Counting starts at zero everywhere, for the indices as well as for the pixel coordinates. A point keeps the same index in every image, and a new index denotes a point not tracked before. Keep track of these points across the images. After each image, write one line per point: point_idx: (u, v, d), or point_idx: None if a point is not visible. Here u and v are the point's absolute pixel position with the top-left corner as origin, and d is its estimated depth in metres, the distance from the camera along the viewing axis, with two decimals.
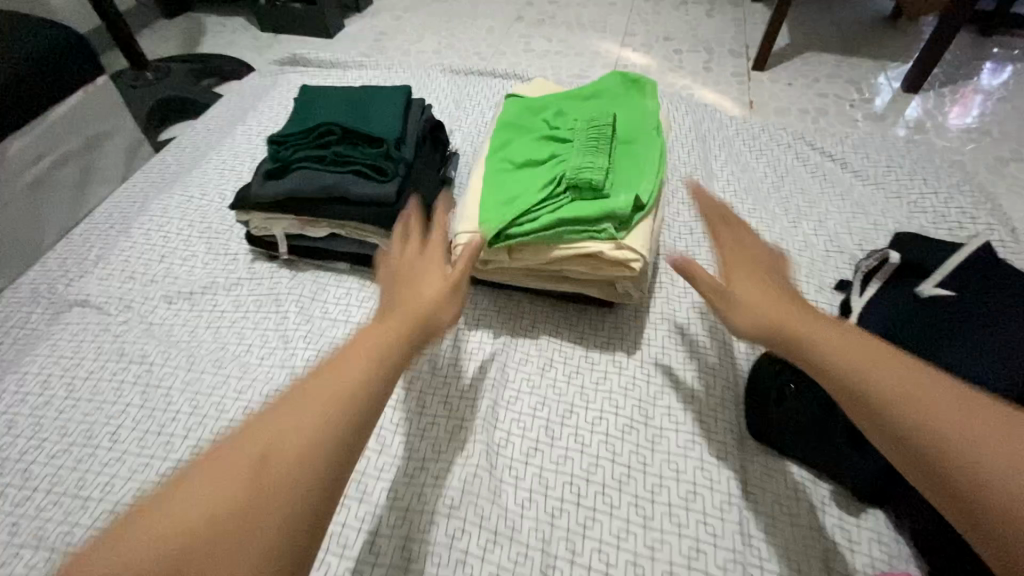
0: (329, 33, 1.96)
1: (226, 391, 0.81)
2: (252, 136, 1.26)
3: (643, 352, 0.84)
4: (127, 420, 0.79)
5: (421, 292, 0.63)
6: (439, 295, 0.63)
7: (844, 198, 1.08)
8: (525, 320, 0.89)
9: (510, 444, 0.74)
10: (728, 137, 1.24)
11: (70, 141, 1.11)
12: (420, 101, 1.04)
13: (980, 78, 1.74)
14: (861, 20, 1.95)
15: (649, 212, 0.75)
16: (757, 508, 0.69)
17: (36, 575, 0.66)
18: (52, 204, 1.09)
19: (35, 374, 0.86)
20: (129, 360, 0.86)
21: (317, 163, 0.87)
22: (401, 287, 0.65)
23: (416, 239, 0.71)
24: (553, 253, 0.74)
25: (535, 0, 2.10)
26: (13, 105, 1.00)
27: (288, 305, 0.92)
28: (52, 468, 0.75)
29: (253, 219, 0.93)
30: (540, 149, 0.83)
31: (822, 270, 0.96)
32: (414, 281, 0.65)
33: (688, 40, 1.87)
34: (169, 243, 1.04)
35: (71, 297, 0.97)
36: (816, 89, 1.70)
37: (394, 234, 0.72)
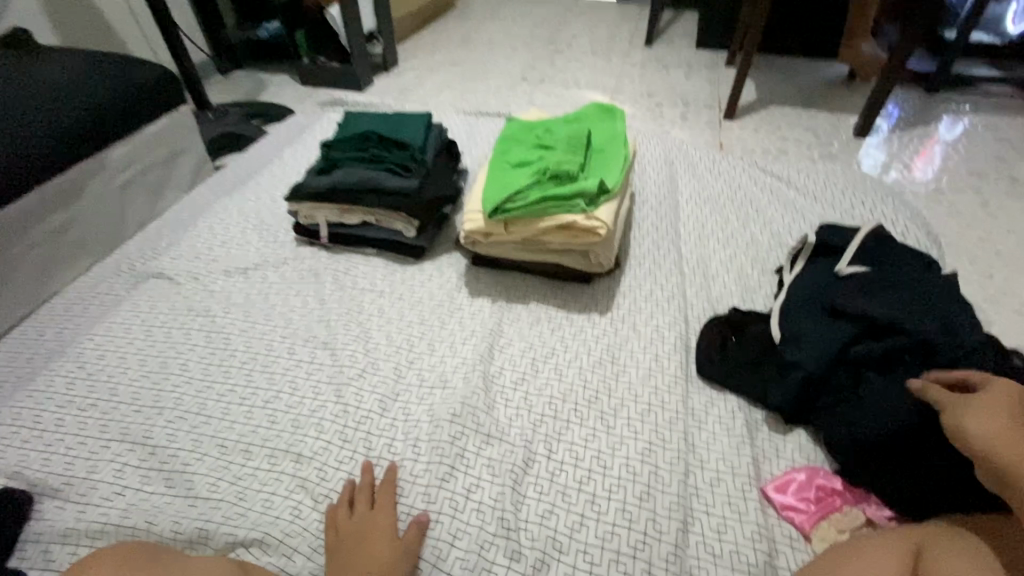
0: (361, 86, 2.29)
1: (274, 337, 1.01)
2: (298, 157, 1.53)
3: (614, 313, 1.03)
4: (194, 356, 0.98)
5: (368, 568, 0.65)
6: (391, 561, 0.66)
7: (788, 208, 1.30)
8: (519, 291, 1.08)
9: (503, 375, 0.92)
10: (694, 161, 1.48)
11: (154, 153, 1.38)
12: (439, 125, 1.30)
13: (939, 130, 1.96)
14: (818, 81, 2.26)
15: (614, 196, 0.98)
16: (700, 424, 0.85)
17: (123, 459, 0.83)
18: (135, 202, 1.35)
19: (121, 324, 1.06)
20: (197, 315, 1.07)
21: (358, 163, 1.12)
22: (357, 549, 0.68)
23: (359, 512, 0.72)
24: (538, 225, 0.96)
25: (538, 64, 2.46)
26: (117, 123, 1.27)
27: (325, 278, 1.13)
28: (135, 388, 0.94)
29: (302, 209, 1.16)
30: (531, 152, 1.07)
31: (767, 259, 1.16)
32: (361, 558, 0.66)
33: (668, 95, 2.18)
34: (228, 233, 1.27)
35: (147, 271, 1.19)
36: (779, 133, 1.97)
37: (340, 505, 0.73)
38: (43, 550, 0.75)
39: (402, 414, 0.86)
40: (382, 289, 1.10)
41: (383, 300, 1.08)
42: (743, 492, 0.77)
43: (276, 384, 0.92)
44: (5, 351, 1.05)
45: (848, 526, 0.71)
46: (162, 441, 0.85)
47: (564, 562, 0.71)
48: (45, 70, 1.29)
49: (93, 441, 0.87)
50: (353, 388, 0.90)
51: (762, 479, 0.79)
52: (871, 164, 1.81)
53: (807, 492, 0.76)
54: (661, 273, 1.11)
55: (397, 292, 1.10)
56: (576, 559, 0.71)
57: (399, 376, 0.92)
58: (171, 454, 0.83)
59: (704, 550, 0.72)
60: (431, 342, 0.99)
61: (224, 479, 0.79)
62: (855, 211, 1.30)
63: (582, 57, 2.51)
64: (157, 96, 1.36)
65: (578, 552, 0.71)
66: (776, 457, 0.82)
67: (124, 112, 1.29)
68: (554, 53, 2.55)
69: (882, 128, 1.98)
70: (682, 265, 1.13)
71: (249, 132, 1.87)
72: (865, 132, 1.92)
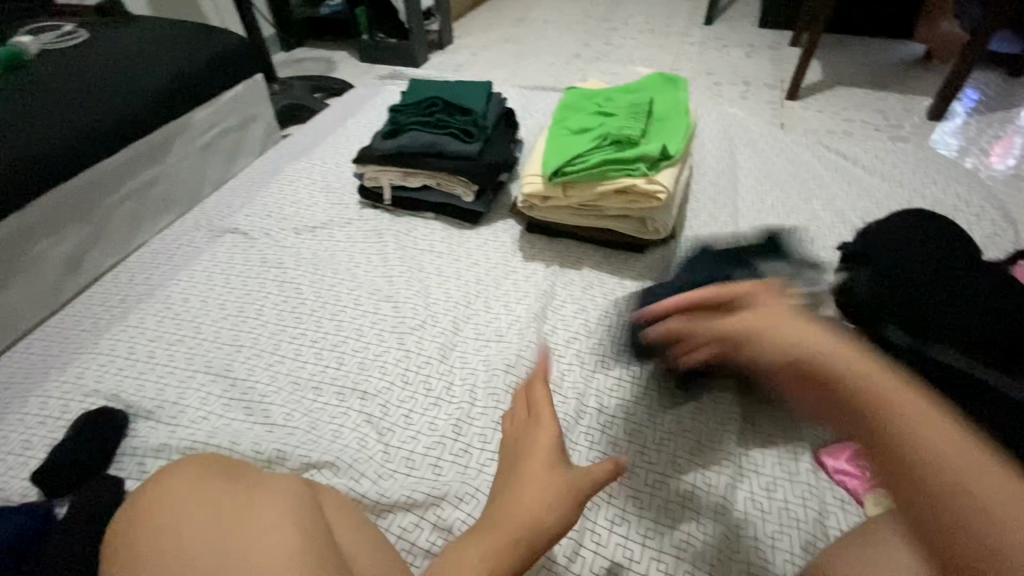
0: (417, 62, 2.33)
1: (341, 289, 1.07)
2: (360, 126, 1.59)
3: (667, 281, 1.03)
4: (269, 302, 1.06)
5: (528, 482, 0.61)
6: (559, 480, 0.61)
7: (853, 187, 1.27)
8: (574, 256, 1.10)
9: (557, 332, 0.95)
10: (755, 138, 1.44)
11: (232, 118, 1.48)
12: (499, 94, 1.33)
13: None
14: (891, 61, 2.15)
15: (675, 162, 1.00)
16: (752, 389, 0.86)
17: (208, 388, 0.92)
18: (213, 163, 1.45)
19: (202, 273, 1.15)
20: (270, 267, 1.14)
21: (423, 127, 1.18)
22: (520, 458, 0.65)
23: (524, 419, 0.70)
24: (597, 188, 0.99)
25: (593, 42, 2.43)
26: (198, 88, 1.37)
27: (387, 238, 1.18)
28: (217, 328, 1.02)
29: (367, 171, 1.22)
30: (592, 119, 1.08)
31: (829, 235, 1.13)
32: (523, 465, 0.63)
33: (728, 75, 2.12)
34: (297, 194, 1.34)
35: (224, 226, 1.27)
36: (846, 114, 1.87)
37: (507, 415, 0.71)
38: (140, 462, 0.84)
39: (460, 364, 0.91)
40: (440, 250, 1.15)
41: (442, 261, 1.12)
42: (795, 454, 0.78)
43: (343, 331, 0.98)
44: (101, 291, 1.16)
45: None
46: (242, 375, 0.93)
47: (614, 505, 0.73)
48: (137, 38, 1.39)
49: (181, 370, 0.96)
50: (414, 336, 0.96)
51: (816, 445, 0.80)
52: (944, 149, 1.72)
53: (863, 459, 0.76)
54: (717, 244, 1.10)
55: (455, 254, 1.14)
56: (626, 503, 0.73)
57: (457, 330, 0.97)
58: (250, 386, 0.91)
59: (753, 505, 0.73)
60: (487, 301, 1.03)
61: (299, 411, 0.86)
62: (926, 191, 1.25)
63: (638, 36, 2.47)
64: (230, 64, 1.45)
65: (627, 497, 0.74)
66: None
67: (203, 78, 1.39)
68: (609, 31, 2.53)
69: (957, 112, 1.87)
70: (739, 238, 1.12)
71: (312, 104, 1.95)
72: (939, 115, 1.82)
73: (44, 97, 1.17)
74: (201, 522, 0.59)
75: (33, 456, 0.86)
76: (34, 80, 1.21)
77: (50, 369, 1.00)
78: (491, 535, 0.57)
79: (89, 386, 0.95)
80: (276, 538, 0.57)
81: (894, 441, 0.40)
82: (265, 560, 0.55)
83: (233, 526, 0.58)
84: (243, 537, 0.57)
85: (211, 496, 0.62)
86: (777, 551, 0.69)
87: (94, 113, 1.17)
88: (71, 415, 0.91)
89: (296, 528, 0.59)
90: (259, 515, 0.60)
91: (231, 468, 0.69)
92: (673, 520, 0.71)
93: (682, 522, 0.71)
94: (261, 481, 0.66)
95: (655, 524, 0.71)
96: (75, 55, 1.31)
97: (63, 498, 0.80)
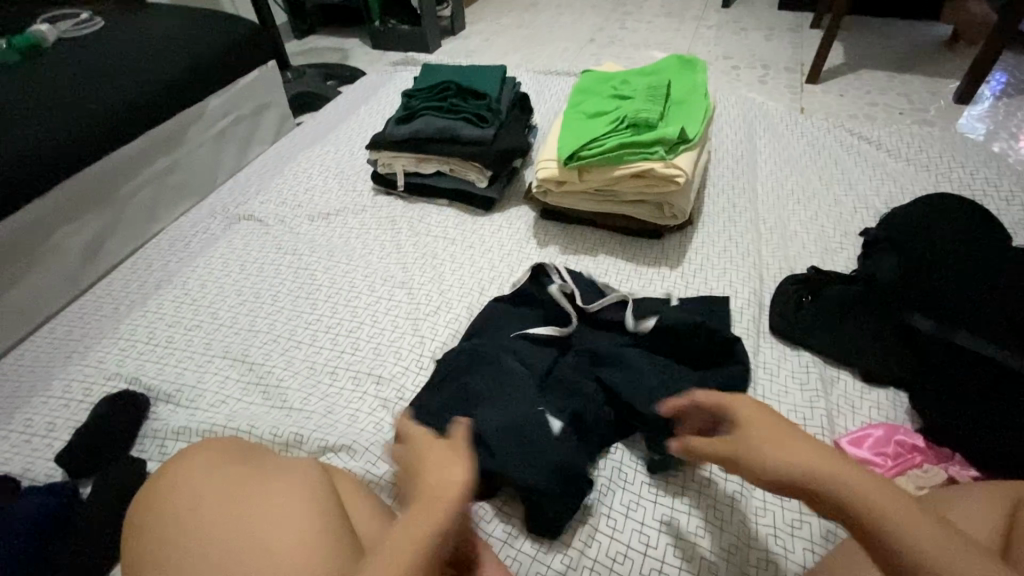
0: (429, 48, 2.31)
1: (355, 276, 1.07)
2: (373, 112, 1.58)
3: (684, 267, 1.02)
4: (284, 288, 1.07)
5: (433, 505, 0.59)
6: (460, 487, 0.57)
7: (876, 171, 1.24)
8: (588, 243, 1.09)
9: None
10: (774, 122, 1.41)
11: (245, 106, 1.48)
12: (512, 79, 1.31)
13: None
14: (916, 43, 2.08)
15: (693, 146, 0.98)
16: (772, 376, 0.85)
17: (226, 372, 0.93)
18: (228, 151, 1.45)
19: (219, 259, 1.16)
20: (286, 253, 1.15)
21: (436, 112, 1.17)
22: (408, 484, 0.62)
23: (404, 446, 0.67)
24: (613, 173, 0.97)
25: (608, 27, 2.39)
26: (212, 74, 1.37)
27: (402, 225, 1.18)
28: (234, 313, 1.03)
29: (381, 158, 1.21)
30: (608, 103, 1.06)
31: (851, 220, 1.10)
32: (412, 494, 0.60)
33: (746, 59, 2.07)
34: (311, 181, 1.34)
35: (240, 214, 1.28)
36: (869, 97, 1.82)
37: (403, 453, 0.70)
38: (160, 444, 0.85)
39: None
40: (454, 236, 1.14)
41: (456, 247, 1.12)
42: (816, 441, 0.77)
43: (358, 316, 0.99)
44: (120, 278, 1.17)
45: (927, 484, 0.70)
46: (259, 360, 0.94)
47: (630, 491, 0.73)
48: (152, 26, 1.40)
49: (199, 355, 0.97)
50: (428, 322, 0.96)
51: (836, 432, 0.79)
52: (972, 134, 1.66)
53: (886, 447, 0.74)
54: (735, 230, 1.08)
55: (469, 241, 1.13)
56: (642, 490, 0.73)
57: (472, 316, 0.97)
58: (267, 370, 0.92)
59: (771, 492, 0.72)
60: (501, 286, 1.02)
61: (315, 395, 0.87)
62: (953, 175, 1.21)
63: (654, 20, 2.42)
64: (244, 51, 1.45)
65: (642, 483, 0.74)
66: (852, 413, 0.81)
67: (217, 64, 1.39)
68: (624, 15, 2.48)
69: (985, 95, 1.81)
70: (758, 224, 1.10)
71: (325, 92, 1.95)
72: (966, 98, 1.76)
73: (62, 84, 1.17)
74: (212, 530, 0.57)
75: (58, 438, 0.88)
76: (53, 68, 1.22)
77: (73, 353, 1.02)
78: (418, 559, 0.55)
79: (110, 369, 0.97)
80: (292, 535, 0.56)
81: (899, 560, 0.44)
82: (286, 547, 0.55)
83: (248, 530, 0.57)
84: (259, 539, 0.56)
85: (228, 483, 0.62)
86: (796, 539, 0.68)
87: (110, 100, 1.17)
88: (94, 398, 0.93)
89: (313, 510, 0.59)
90: (271, 513, 0.58)
91: (219, 458, 0.67)
92: (690, 507, 0.71)
93: (699, 509, 0.70)
94: (259, 471, 0.65)
95: (672, 510, 0.71)
96: (92, 43, 1.32)
97: (88, 479, 0.82)
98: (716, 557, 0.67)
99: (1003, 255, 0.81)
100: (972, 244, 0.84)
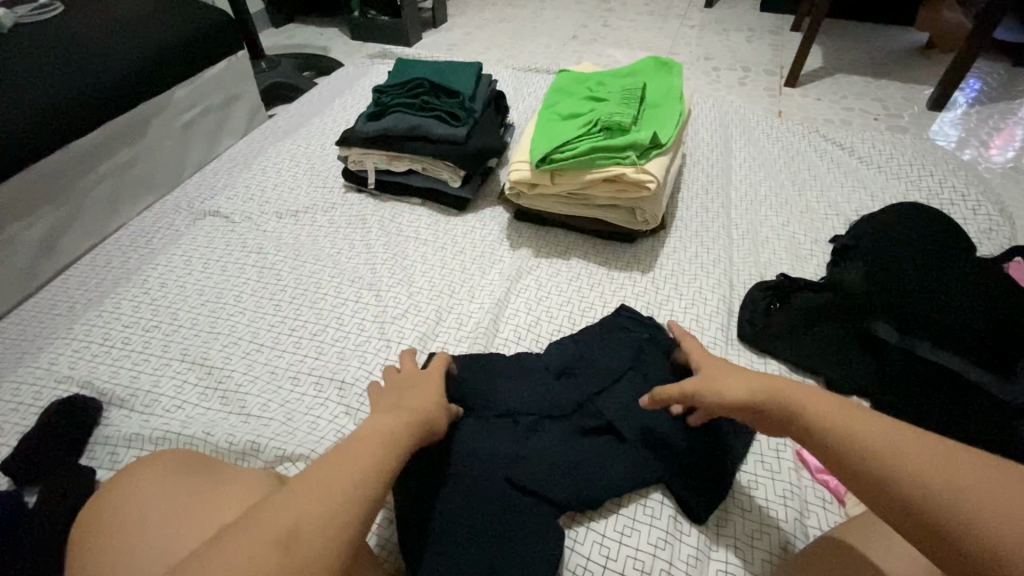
0: (409, 41, 2.26)
1: (322, 276, 1.04)
2: (347, 106, 1.54)
3: (655, 272, 1.02)
4: (248, 288, 1.04)
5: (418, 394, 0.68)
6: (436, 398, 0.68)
7: (848, 177, 1.25)
8: (560, 247, 1.08)
9: (539, 325, 0.94)
10: (750, 125, 1.41)
11: (214, 97, 1.44)
12: (488, 76, 1.29)
13: None
14: (892, 49, 2.10)
15: (666, 151, 0.97)
16: None
17: (184, 375, 0.90)
18: (195, 143, 1.41)
19: (180, 257, 1.12)
20: (251, 252, 1.11)
21: (408, 108, 1.14)
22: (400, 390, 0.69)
23: (435, 368, 0.75)
24: (586, 176, 0.96)
25: (591, 24, 2.37)
26: (180, 64, 1.33)
27: (372, 224, 1.16)
28: (194, 314, 1.00)
29: (352, 154, 1.18)
30: (582, 105, 1.05)
31: (821, 227, 1.11)
32: (406, 391, 0.69)
33: (727, 60, 2.07)
34: (280, 176, 1.30)
35: (205, 209, 1.23)
36: (845, 102, 1.83)
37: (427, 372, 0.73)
38: (112, 451, 0.82)
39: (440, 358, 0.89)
40: (426, 237, 1.12)
41: (427, 248, 1.10)
42: (779, 451, 0.79)
43: (323, 319, 0.97)
44: (78, 274, 1.13)
45: None
46: (218, 362, 0.92)
47: None
48: (114, 12, 1.33)
49: (156, 358, 0.94)
50: (396, 325, 0.94)
51: None
52: (944, 140, 1.69)
53: None
54: (706, 236, 1.08)
55: (441, 242, 1.11)
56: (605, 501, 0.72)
57: (439, 319, 0.95)
58: (226, 374, 0.89)
59: (734, 503, 0.73)
60: (471, 288, 1.01)
61: (275, 400, 0.85)
62: (923, 182, 1.22)
63: (637, 18, 2.41)
64: (215, 41, 1.41)
65: None
66: None
67: (186, 52, 1.34)
68: (608, 12, 2.46)
69: (959, 102, 1.83)
70: (730, 230, 1.10)
71: (300, 83, 1.90)
72: (940, 105, 1.78)
73: (17, 69, 1.12)
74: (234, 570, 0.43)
75: (3, 444, 0.84)
76: (8, 53, 1.16)
77: (24, 354, 0.98)
78: (389, 428, 0.59)
79: (61, 371, 0.93)
80: (322, 493, 0.49)
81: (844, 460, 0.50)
82: None
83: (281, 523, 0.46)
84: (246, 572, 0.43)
85: (175, 495, 0.60)
86: (755, 551, 0.68)
87: (69, 87, 1.12)
88: (43, 401, 0.89)
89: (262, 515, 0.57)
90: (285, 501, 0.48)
91: (109, 503, 0.61)
92: (652, 518, 0.70)
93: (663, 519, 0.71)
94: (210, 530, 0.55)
95: (633, 521, 0.70)
96: (51, 29, 1.26)
97: (32, 488, 0.79)
98: (675, 568, 0.66)
99: (965, 264, 0.82)
100: (935, 253, 0.84)
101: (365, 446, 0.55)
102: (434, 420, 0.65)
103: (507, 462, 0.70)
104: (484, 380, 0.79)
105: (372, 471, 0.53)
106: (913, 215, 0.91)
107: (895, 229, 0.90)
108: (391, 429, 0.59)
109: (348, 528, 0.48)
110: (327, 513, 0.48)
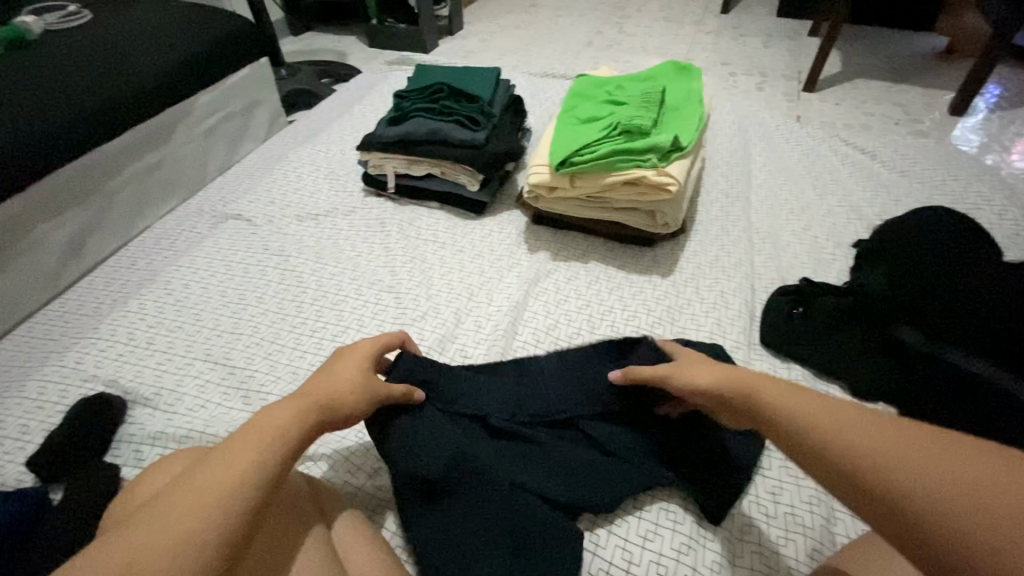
0: (425, 48, 2.28)
1: (342, 279, 1.05)
2: (366, 112, 1.56)
3: (676, 276, 1.01)
4: (270, 290, 1.05)
5: (342, 374, 0.66)
6: (359, 378, 0.66)
7: (870, 181, 1.23)
8: (579, 250, 1.08)
9: (558, 328, 0.93)
10: (770, 130, 1.40)
11: (236, 103, 1.46)
12: (506, 81, 1.30)
13: None
14: (911, 53, 2.08)
15: (687, 154, 0.97)
16: None
17: (207, 375, 0.91)
18: (217, 147, 1.44)
19: (203, 258, 1.14)
20: (272, 254, 1.13)
21: (427, 113, 1.16)
22: (328, 369, 0.68)
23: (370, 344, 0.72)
24: (606, 179, 0.96)
25: (606, 31, 2.38)
26: (204, 71, 1.35)
27: (392, 227, 1.17)
28: (217, 314, 1.02)
29: (371, 158, 1.19)
30: (601, 109, 1.05)
31: (843, 231, 1.10)
32: (333, 370, 0.67)
33: (744, 65, 2.06)
34: (302, 181, 1.32)
35: (228, 212, 1.25)
36: (864, 107, 1.81)
37: (359, 349, 0.71)
38: (136, 449, 0.83)
39: (460, 360, 0.89)
40: (445, 240, 1.13)
41: (445, 251, 1.10)
42: None
43: (344, 321, 0.97)
44: (103, 275, 1.15)
45: None
46: (241, 363, 0.93)
47: None
48: (141, 21, 1.36)
49: (179, 357, 0.95)
50: (415, 327, 0.95)
51: None
52: (966, 145, 1.66)
53: None
54: (727, 240, 1.08)
55: (459, 245, 1.11)
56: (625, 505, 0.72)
57: (458, 322, 0.95)
58: (248, 375, 0.91)
59: (758, 509, 0.72)
60: (490, 291, 1.01)
61: None
62: (947, 187, 1.20)
63: (653, 24, 2.41)
64: (239, 49, 1.44)
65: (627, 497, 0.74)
66: None
67: (210, 59, 1.37)
68: (623, 19, 2.47)
69: (980, 107, 1.81)
70: (751, 235, 1.09)
71: (319, 89, 1.92)
72: (961, 110, 1.75)
73: (49, 75, 1.15)
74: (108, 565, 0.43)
75: (30, 441, 0.85)
76: (39, 60, 1.19)
77: (51, 352, 0.99)
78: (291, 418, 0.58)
79: (87, 370, 0.94)
80: (200, 494, 0.48)
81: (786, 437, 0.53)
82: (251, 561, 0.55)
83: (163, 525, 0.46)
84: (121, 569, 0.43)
85: None
86: (782, 558, 0.68)
87: (98, 93, 1.15)
88: (70, 400, 0.90)
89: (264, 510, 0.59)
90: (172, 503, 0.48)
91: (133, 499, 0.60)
92: (675, 523, 0.70)
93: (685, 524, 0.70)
94: None
95: (655, 526, 0.69)
96: (81, 36, 1.29)
97: (58, 484, 0.80)
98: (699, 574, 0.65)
99: (995, 266, 0.80)
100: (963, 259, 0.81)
101: (257, 441, 0.55)
102: (339, 401, 0.63)
103: (520, 471, 0.69)
104: (489, 386, 0.78)
105: (244, 469, 0.51)
106: (939, 216, 0.88)
107: (921, 229, 0.86)
108: (285, 421, 0.58)
109: (219, 523, 0.47)
110: (194, 520, 0.46)
